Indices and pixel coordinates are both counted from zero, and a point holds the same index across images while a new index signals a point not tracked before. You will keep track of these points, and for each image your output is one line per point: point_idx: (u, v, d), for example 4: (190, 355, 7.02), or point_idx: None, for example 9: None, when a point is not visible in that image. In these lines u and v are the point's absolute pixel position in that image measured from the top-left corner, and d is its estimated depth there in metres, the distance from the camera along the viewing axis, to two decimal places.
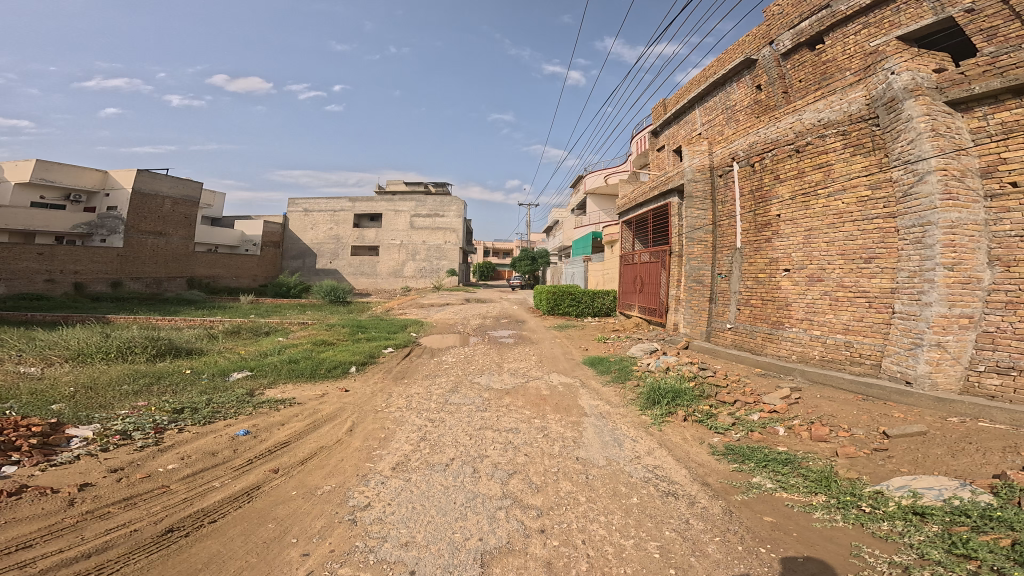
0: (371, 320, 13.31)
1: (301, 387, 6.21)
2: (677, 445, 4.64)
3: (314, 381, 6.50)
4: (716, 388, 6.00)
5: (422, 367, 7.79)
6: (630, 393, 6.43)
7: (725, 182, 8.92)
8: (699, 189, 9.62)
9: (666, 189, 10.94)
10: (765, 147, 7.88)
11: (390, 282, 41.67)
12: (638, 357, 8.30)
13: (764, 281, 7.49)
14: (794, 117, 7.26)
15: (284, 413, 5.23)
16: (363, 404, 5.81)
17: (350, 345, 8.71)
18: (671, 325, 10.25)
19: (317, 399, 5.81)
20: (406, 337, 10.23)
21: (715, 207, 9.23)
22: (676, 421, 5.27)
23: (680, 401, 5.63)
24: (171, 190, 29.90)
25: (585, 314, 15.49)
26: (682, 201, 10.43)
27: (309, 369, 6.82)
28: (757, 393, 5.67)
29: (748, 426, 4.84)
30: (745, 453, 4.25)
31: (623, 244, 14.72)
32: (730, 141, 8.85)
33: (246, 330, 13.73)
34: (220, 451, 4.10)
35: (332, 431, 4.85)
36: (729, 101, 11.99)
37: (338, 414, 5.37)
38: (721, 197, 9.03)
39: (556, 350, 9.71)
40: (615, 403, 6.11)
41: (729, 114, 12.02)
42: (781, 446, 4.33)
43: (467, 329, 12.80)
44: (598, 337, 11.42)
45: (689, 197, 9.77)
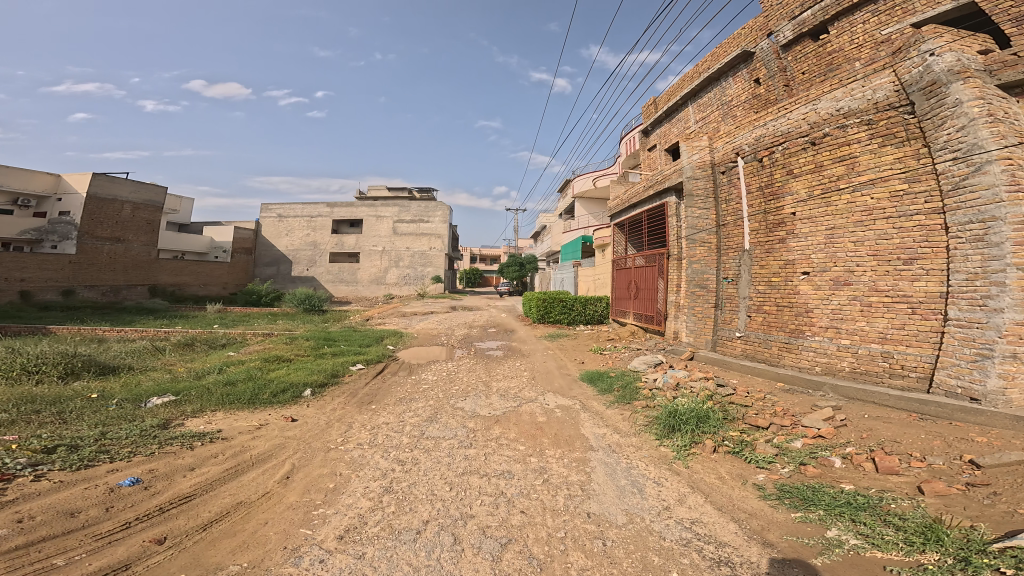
0: (344, 331, 12.04)
1: (233, 417, 5.02)
2: (711, 489, 3.71)
3: (252, 408, 5.32)
4: (741, 410, 5.13)
5: (395, 389, 6.66)
6: (639, 418, 5.50)
7: (729, 179, 8.18)
8: (699, 187, 8.80)
9: (662, 188, 10.18)
10: (775, 140, 7.12)
11: (371, 290, 40.10)
12: (642, 371, 7.40)
13: (780, 286, 6.71)
14: (809, 106, 6.50)
15: (199, 454, 4.05)
16: (308, 439, 4.68)
17: (310, 362, 7.51)
18: (672, 334, 9.45)
19: (250, 433, 4.65)
20: (380, 351, 9.07)
21: (717, 207, 8.44)
22: (703, 453, 4.36)
23: (702, 429, 4.72)
24: (131, 195, 27.53)
25: (577, 322, 14.60)
26: (681, 200, 9.72)
27: (250, 394, 5.62)
28: (793, 415, 4.85)
29: (795, 457, 3.98)
30: (806, 496, 3.36)
31: (616, 248, 13.94)
32: (734, 136, 8.09)
33: (201, 343, 12.28)
34: (86, 510, 2.95)
35: (258, 480, 3.72)
36: (725, 96, 11.48)
37: (274, 455, 4.23)
38: (724, 195, 8.27)
39: (549, 365, 8.72)
40: (623, 431, 5.16)
41: (725, 110, 11.51)
42: (849, 484, 3.46)
43: (450, 341, 11.70)
44: (593, 348, 10.51)
45: (688, 196, 8.96)
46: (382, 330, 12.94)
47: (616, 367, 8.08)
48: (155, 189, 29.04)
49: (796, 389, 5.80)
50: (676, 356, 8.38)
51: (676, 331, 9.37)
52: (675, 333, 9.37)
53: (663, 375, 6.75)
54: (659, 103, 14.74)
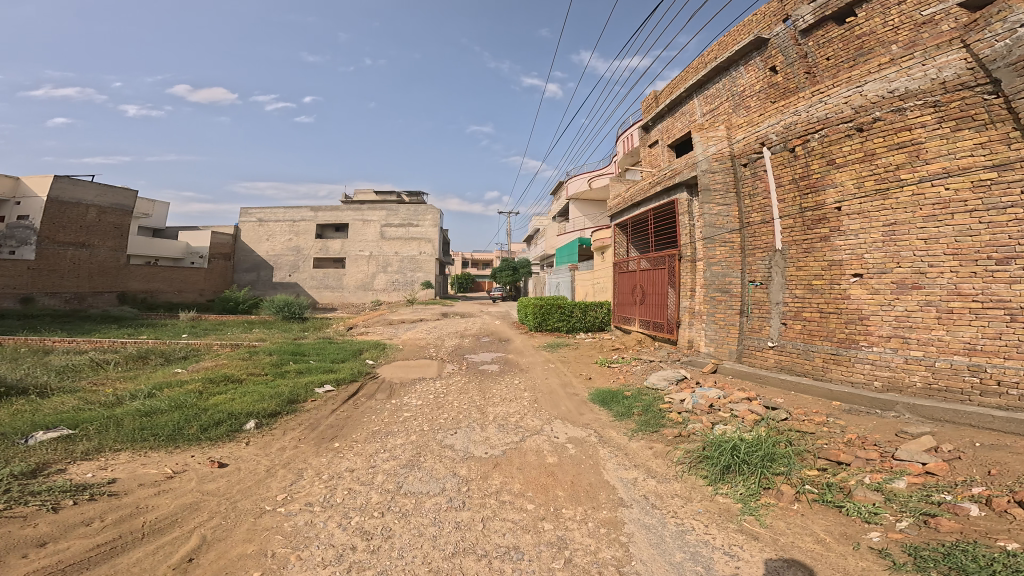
0: (319, 343, 10.76)
1: (138, 462, 3.78)
2: (810, 562, 2.63)
3: (169, 448, 4.09)
4: (809, 441, 4.13)
5: (368, 420, 5.48)
6: (674, 453, 4.42)
7: (753, 172, 7.23)
8: (717, 181, 7.82)
9: (672, 184, 9.22)
10: (809, 127, 6.22)
11: (358, 296, 38.56)
12: (662, 389, 6.36)
13: (824, 290, 5.80)
14: (853, 88, 5.61)
15: (63, 519, 2.86)
16: (232, 495, 3.47)
17: (266, 383, 6.28)
18: (687, 344, 8.47)
19: (153, 486, 3.42)
20: (356, 368, 7.86)
21: (738, 202, 7.48)
22: (781, 504, 3.31)
23: (768, 470, 3.70)
24: (96, 198, 25.45)
25: (576, 329, 13.56)
26: (694, 197, 8.79)
27: (169, 429, 4.38)
28: (878, 445, 3.90)
29: (914, 508, 2.97)
30: (964, 565, 2.31)
31: (617, 250, 12.97)
32: (757, 124, 7.13)
33: (155, 356, 10.90)
34: None
35: (140, 566, 2.56)
36: (736, 87, 10.65)
37: (179, 521, 3.05)
38: (747, 189, 7.33)
39: (551, 382, 7.63)
40: (659, 474, 4.07)
41: (736, 101, 10.67)
42: (1011, 541, 2.46)
43: (439, 353, 10.50)
44: (598, 359, 9.44)
45: (704, 191, 7.98)
46: (364, 341, 11.69)
47: (630, 384, 7.02)
48: (123, 191, 27.03)
49: (857, 409, 4.87)
50: (697, 369, 7.36)
51: (692, 340, 8.39)
52: (691, 342, 8.28)
53: (690, 396, 5.68)
54: (659, 98, 13.89)
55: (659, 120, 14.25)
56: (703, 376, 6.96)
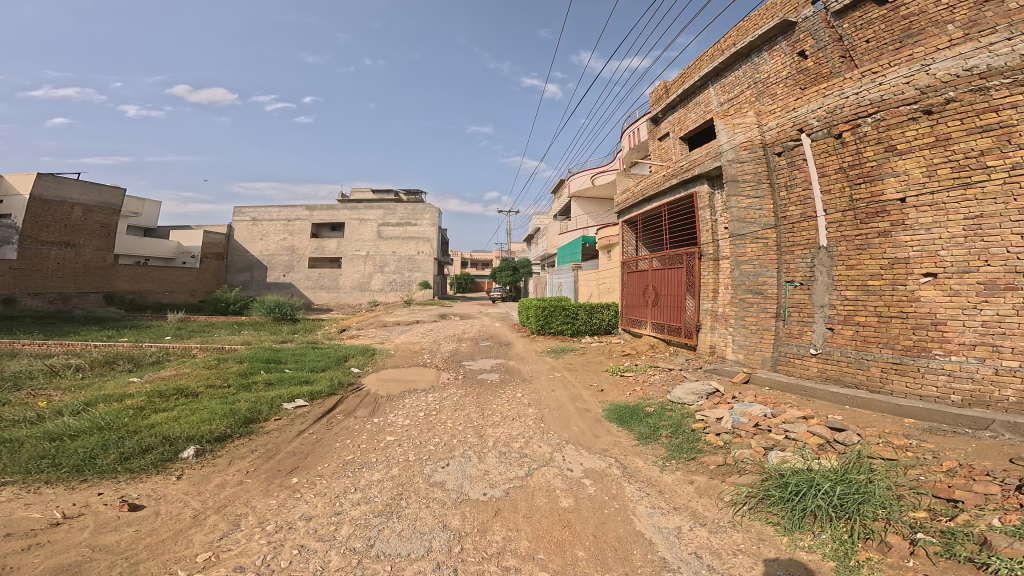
0: (302, 348, 9.85)
1: (20, 502, 2.89)
2: None
3: (70, 483, 3.20)
4: (902, 471, 3.30)
5: (341, 446, 4.57)
6: (725, 489, 3.56)
7: (789, 161, 6.40)
8: (746, 172, 6.97)
9: (691, 175, 8.34)
10: (860, 111, 5.42)
11: (354, 297, 37.69)
12: (690, 403, 5.51)
13: (883, 291, 5.03)
14: (917, 66, 4.86)
15: None
16: (133, 553, 2.58)
17: (226, 397, 5.38)
18: (710, 349, 7.60)
19: (24, 538, 2.55)
20: (337, 379, 6.96)
21: (772, 193, 6.63)
22: (891, 562, 2.47)
23: (862, 515, 2.83)
24: (82, 197, 24.39)
25: (581, 333, 12.65)
26: (717, 189, 7.92)
27: (77, 458, 3.49)
28: (991, 474, 3.12)
29: None
30: None
31: (625, 249, 12.03)
32: (794, 109, 6.31)
33: (122, 361, 9.95)
34: None
35: None
36: (759, 74, 9.79)
37: None
38: (782, 180, 6.49)
39: (559, 396, 6.73)
40: (708, 521, 3.18)
41: (759, 89, 9.83)
42: None
43: (433, 359, 9.59)
44: (609, 367, 8.54)
45: (731, 182, 7.11)
46: (353, 345, 10.78)
47: (649, 398, 6.13)
48: (110, 189, 25.98)
49: (940, 427, 4.10)
50: (726, 379, 6.49)
51: (715, 346, 7.53)
52: (714, 347, 7.55)
53: (728, 414, 4.80)
54: (670, 90, 12.99)
55: (669, 112, 13.34)
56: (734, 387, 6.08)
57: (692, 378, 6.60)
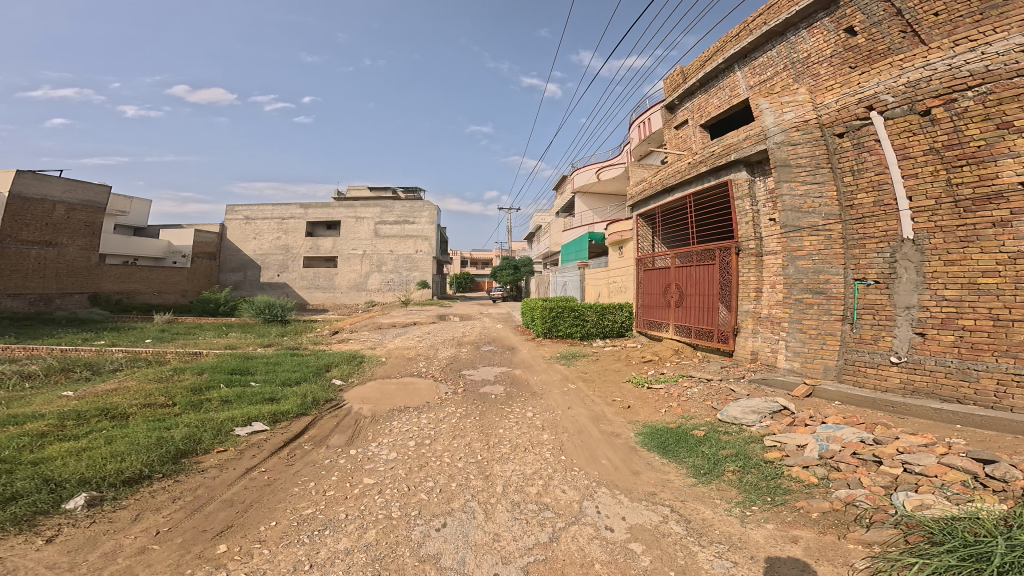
0: (280, 355, 8.75)
1: None
2: None
3: None
4: None
5: (298, 495, 3.46)
6: (850, 550, 2.56)
7: (856, 144, 5.45)
8: (800, 156, 6.03)
9: (725, 162, 7.31)
10: (955, 84, 4.55)
11: (352, 297, 36.68)
12: (750, 424, 4.51)
13: (1001, 291, 4.19)
14: None
15: None
16: None
17: (162, 421, 4.29)
18: (751, 357, 6.63)
19: None
20: (313, 395, 5.85)
21: (835, 177, 5.67)
22: None
23: None
24: (64, 195, 23.17)
25: (591, 336, 11.42)
26: (757, 177, 6.92)
27: None
28: None
29: None
30: None
31: (640, 244, 10.89)
32: (861, 85, 5.42)
33: (78, 368, 8.78)
34: None
35: None
36: (796, 53, 8.70)
37: None
38: (847, 164, 5.54)
39: (579, 416, 5.65)
40: None
41: (797, 70, 8.75)
42: None
43: (429, 367, 8.50)
44: (630, 376, 7.45)
45: (783, 167, 6.17)
46: (341, 351, 9.71)
47: (692, 418, 5.08)
48: (94, 187, 24.76)
49: None
50: (782, 392, 5.47)
51: (758, 352, 6.56)
52: (756, 353, 6.57)
53: (812, 440, 3.88)
54: (688, 76, 11.88)
55: (687, 99, 12.22)
56: (797, 402, 5.09)
57: (740, 392, 5.51)
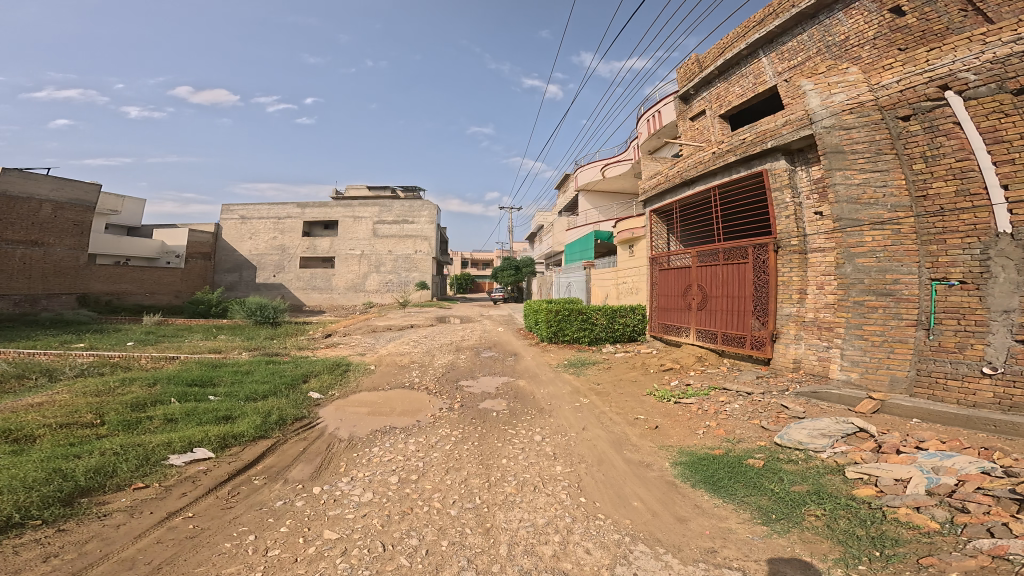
0: (256, 361, 7.82)
1: None
2: None
3: None
4: None
5: (228, 553, 2.63)
6: None
7: (929, 128, 4.65)
8: (858, 140, 5.18)
9: (761, 151, 6.55)
10: None
11: (349, 298, 35.82)
12: (824, 449, 3.69)
13: None
14: None
15: None
16: None
17: (71, 449, 3.48)
18: (794, 365, 5.90)
19: None
20: (280, 415, 4.97)
21: (901, 164, 4.86)
22: None
23: None
24: (51, 193, 22.16)
25: (600, 341, 10.51)
26: (800, 165, 6.18)
27: None
28: None
29: None
30: None
31: (654, 242, 9.99)
32: (932, 63, 4.61)
33: (34, 374, 7.90)
34: None
35: None
36: (832, 37, 7.78)
37: None
38: (917, 151, 4.74)
39: (598, 442, 4.75)
40: None
41: (830, 55, 7.82)
42: None
43: (423, 377, 7.60)
44: (650, 388, 6.54)
45: (836, 153, 5.34)
46: (326, 357, 8.79)
47: (740, 443, 4.20)
48: (83, 185, 23.73)
49: None
50: (841, 408, 4.61)
51: (801, 361, 5.84)
52: (799, 362, 5.86)
53: (914, 471, 3.07)
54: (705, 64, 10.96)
55: (704, 88, 11.33)
56: (868, 420, 4.21)
57: (797, 409, 4.62)
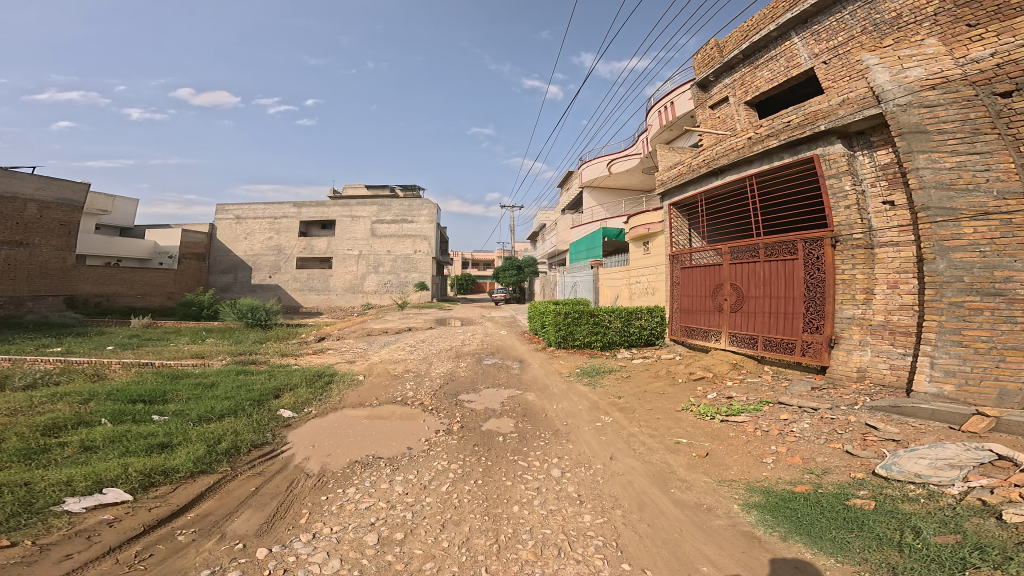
0: (225, 371, 6.80)
1: None
2: None
3: None
4: None
5: None
6: None
7: None
8: (946, 119, 4.44)
9: (814, 134, 5.67)
10: None
11: (347, 299, 34.90)
12: (959, 484, 2.89)
13: None
14: None
15: None
16: None
17: None
18: (860, 375, 5.06)
19: None
20: (231, 444, 3.99)
21: (1006, 146, 4.14)
22: None
23: None
24: (36, 192, 21.13)
25: (614, 346, 9.51)
26: (862, 149, 5.33)
27: None
28: None
29: None
30: None
31: (674, 238, 8.97)
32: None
33: None
34: None
35: None
36: (880, 12, 6.93)
37: None
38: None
39: (634, 478, 3.80)
40: None
41: (880, 31, 6.96)
42: None
43: (418, 390, 6.64)
44: (683, 401, 5.58)
45: (919, 134, 4.57)
46: (309, 365, 7.79)
47: (828, 476, 3.38)
48: (70, 185, 22.71)
49: None
50: (940, 426, 3.81)
51: (868, 371, 5.01)
52: (864, 371, 5.04)
53: None
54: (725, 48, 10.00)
55: (725, 74, 10.35)
56: (992, 442, 3.39)
57: (889, 431, 3.80)
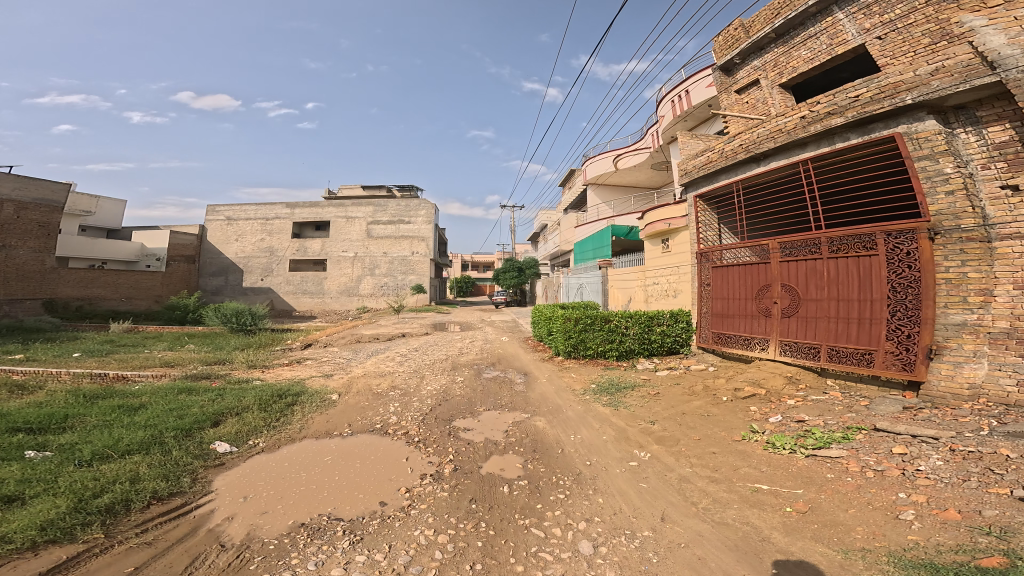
0: (165, 390, 5.53)
1: None
2: None
3: None
4: None
5: None
6: None
7: None
8: None
9: (896, 110, 4.50)
10: None
11: (342, 302, 33.68)
12: None
13: None
14: None
15: None
16: None
17: None
18: (976, 396, 3.88)
19: None
20: (114, 500, 2.89)
21: None
22: None
23: None
24: (13, 192, 20.01)
25: (632, 355, 8.31)
26: (969, 132, 4.21)
27: None
28: None
29: None
30: None
31: (702, 234, 7.79)
32: None
33: None
34: None
35: None
36: None
37: None
38: None
39: (707, 554, 2.59)
40: None
41: None
42: None
43: (403, 414, 5.42)
44: (740, 428, 4.37)
45: None
46: (274, 381, 6.53)
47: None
48: (50, 185, 21.60)
49: None
50: None
51: (988, 390, 3.86)
52: (982, 389, 3.88)
53: None
54: (753, 27, 8.83)
55: (753, 56, 9.18)
56: None
57: None
